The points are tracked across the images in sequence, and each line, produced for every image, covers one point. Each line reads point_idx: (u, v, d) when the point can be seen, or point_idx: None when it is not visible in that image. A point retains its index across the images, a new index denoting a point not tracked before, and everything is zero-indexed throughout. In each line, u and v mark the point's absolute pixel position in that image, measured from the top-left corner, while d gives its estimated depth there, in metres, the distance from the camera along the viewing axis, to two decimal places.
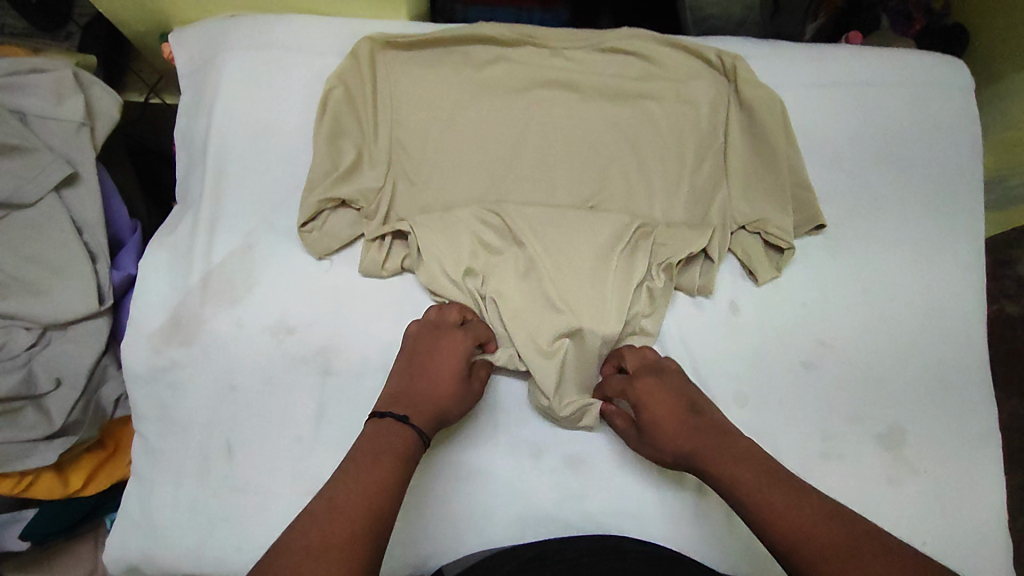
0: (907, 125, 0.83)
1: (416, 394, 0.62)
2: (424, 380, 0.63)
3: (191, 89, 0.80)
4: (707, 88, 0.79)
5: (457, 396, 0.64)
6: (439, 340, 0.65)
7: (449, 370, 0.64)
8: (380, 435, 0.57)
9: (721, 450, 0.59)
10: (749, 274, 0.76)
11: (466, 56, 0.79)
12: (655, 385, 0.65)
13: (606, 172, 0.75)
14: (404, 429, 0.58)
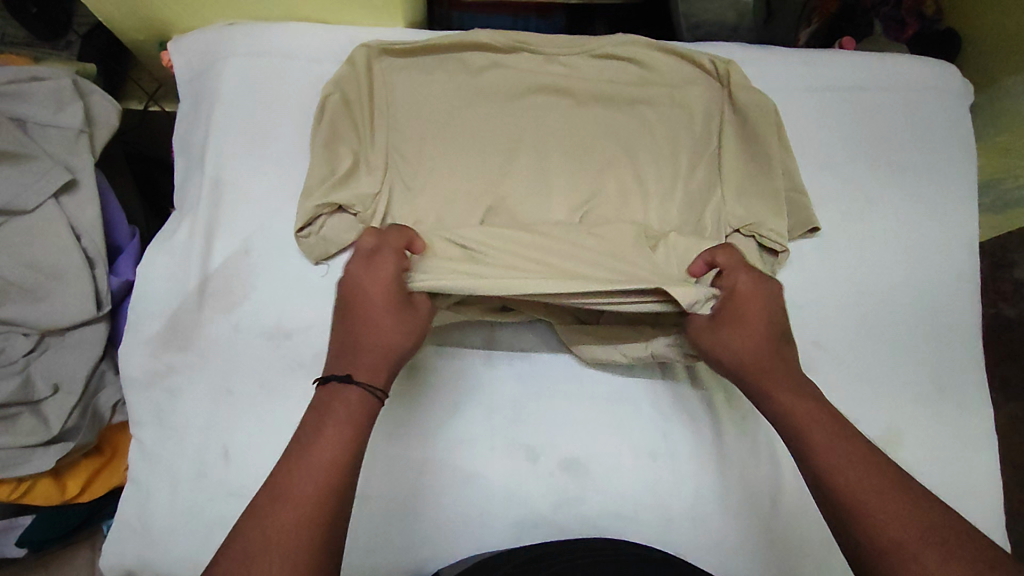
0: (901, 128, 0.83)
1: (362, 340, 0.56)
2: (366, 320, 0.56)
3: (190, 96, 0.81)
4: (700, 93, 0.79)
5: (407, 331, 0.57)
6: (379, 271, 0.59)
7: (390, 300, 0.58)
8: (326, 415, 0.50)
9: (783, 379, 0.58)
10: None
11: (462, 62, 0.79)
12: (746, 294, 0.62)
13: (601, 176, 0.76)
14: (355, 395, 0.52)
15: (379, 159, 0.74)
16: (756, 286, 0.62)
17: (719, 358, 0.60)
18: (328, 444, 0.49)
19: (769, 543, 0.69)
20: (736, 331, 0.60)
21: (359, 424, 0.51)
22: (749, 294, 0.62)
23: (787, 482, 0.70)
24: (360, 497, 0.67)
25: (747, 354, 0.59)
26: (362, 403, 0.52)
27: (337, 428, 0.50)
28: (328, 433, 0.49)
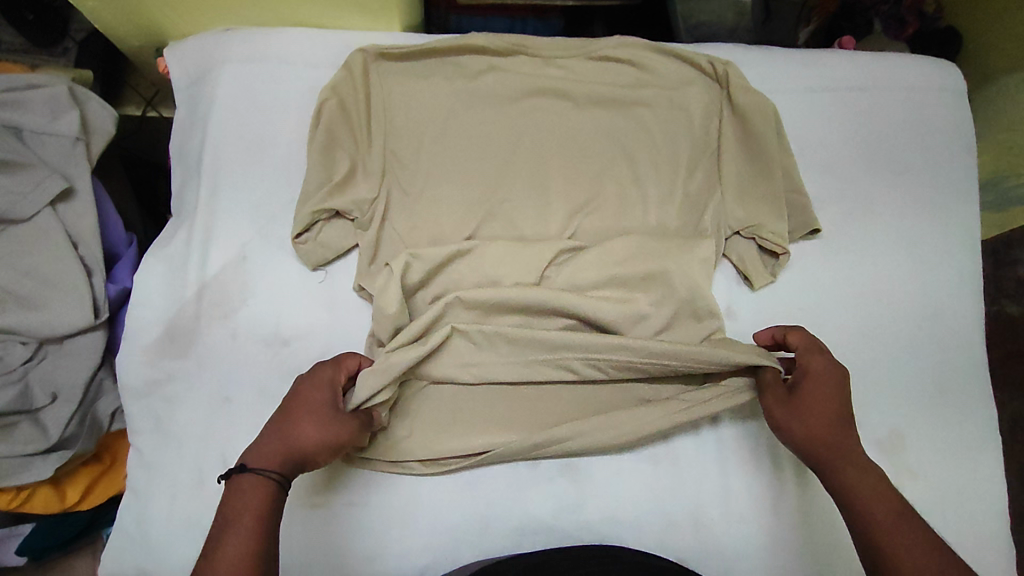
0: (902, 129, 0.83)
1: (275, 431, 0.54)
2: (284, 417, 0.55)
3: (186, 102, 0.81)
4: (699, 94, 0.79)
5: (323, 426, 0.56)
6: (314, 377, 0.59)
7: (317, 402, 0.57)
8: (228, 509, 0.49)
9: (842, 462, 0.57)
10: (744, 280, 0.77)
11: (459, 65, 0.79)
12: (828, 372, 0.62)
13: (599, 179, 0.75)
14: (255, 484, 0.50)
15: (375, 164, 0.74)
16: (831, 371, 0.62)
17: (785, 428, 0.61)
18: (228, 542, 0.47)
19: (771, 548, 0.68)
20: (794, 417, 0.60)
21: (262, 515, 0.49)
22: (815, 379, 0.61)
23: (788, 486, 0.70)
24: (359, 503, 0.67)
25: (803, 435, 0.59)
26: (266, 490, 0.51)
27: (241, 522, 0.48)
28: (229, 530, 0.48)
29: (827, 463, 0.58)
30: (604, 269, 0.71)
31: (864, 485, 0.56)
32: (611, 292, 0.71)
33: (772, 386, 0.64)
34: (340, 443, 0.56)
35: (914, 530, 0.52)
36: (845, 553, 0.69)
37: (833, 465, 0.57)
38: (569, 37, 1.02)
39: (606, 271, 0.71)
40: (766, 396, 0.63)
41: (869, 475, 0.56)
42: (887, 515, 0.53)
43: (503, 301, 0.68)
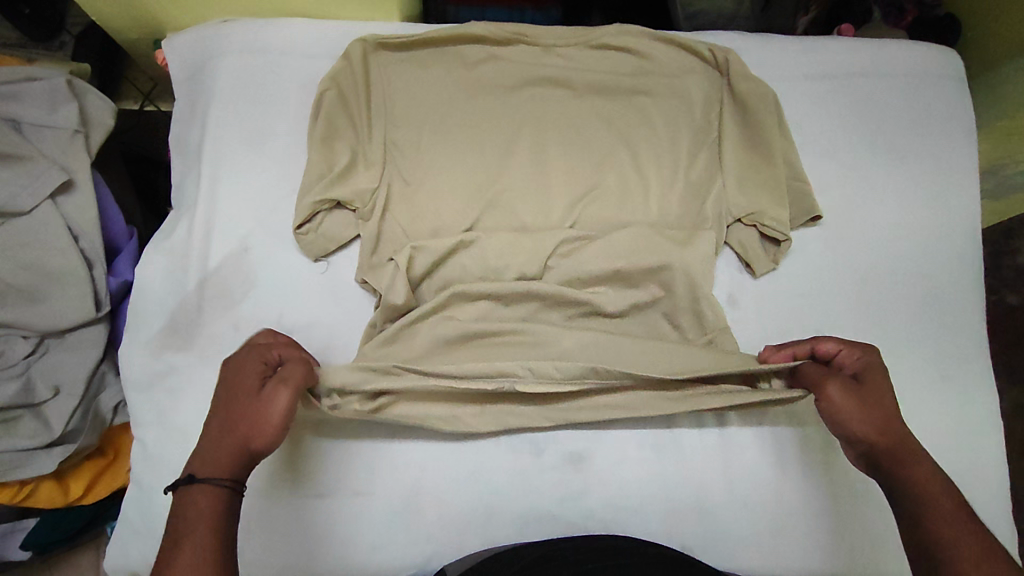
0: (902, 115, 0.82)
1: (223, 432, 0.54)
2: (227, 415, 0.54)
3: (185, 93, 0.80)
4: (699, 83, 0.79)
5: (264, 418, 0.54)
6: (239, 363, 0.57)
7: (256, 386, 0.56)
8: (176, 527, 0.48)
9: (908, 466, 0.56)
10: (745, 267, 0.77)
11: (458, 55, 0.79)
12: (879, 380, 0.60)
13: (600, 168, 0.76)
14: (198, 497, 0.50)
15: (375, 156, 0.74)
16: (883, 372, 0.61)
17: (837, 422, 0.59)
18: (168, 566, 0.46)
19: (777, 535, 0.68)
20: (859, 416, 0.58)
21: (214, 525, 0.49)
22: (871, 377, 0.60)
23: (792, 474, 0.70)
24: (364, 492, 0.66)
25: (871, 438, 0.57)
26: (214, 497, 0.50)
27: (188, 539, 0.47)
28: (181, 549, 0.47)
29: (891, 456, 0.57)
30: (608, 259, 0.71)
31: (926, 483, 0.55)
32: (613, 284, 0.72)
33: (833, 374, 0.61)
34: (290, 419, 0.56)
35: (982, 543, 0.50)
36: (849, 538, 0.69)
37: (889, 456, 0.57)
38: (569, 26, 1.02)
39: (610, 261, 0.71)
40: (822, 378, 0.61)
41: (935, 477, 0.55)
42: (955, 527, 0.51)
43: (498, 293, 0.70)
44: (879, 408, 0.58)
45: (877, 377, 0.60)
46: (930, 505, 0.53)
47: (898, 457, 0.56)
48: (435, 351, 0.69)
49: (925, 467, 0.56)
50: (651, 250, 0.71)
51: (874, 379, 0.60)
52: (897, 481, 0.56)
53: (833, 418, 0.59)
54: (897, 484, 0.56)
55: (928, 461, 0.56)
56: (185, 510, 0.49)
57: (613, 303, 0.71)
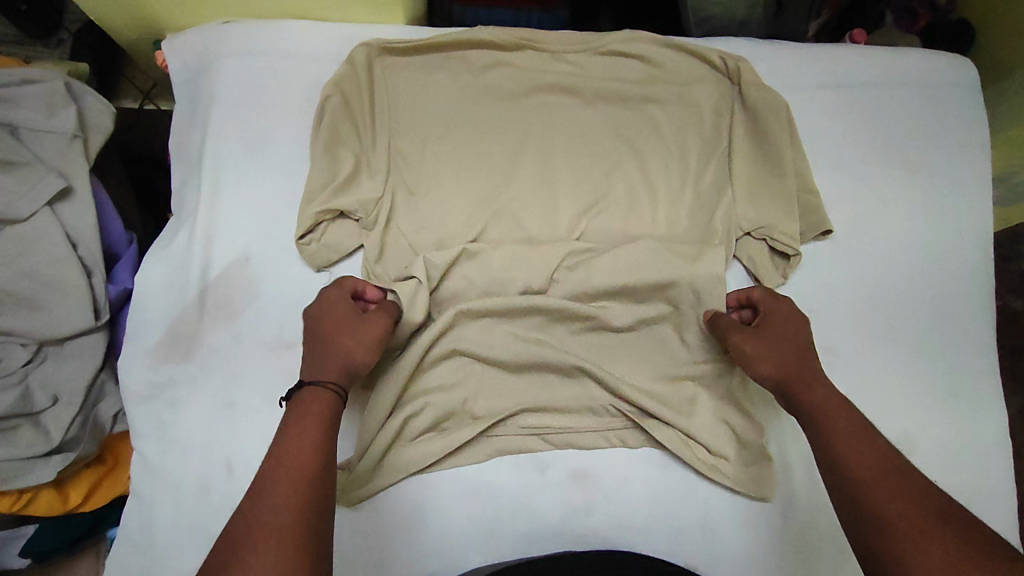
0: (916, 125, 0.81)
1: (323, 348, 0.58)
2: (326, 337, 0.59)
3: (186, 97, 0.79)
4: (710, 92, 0.78)
5: (364, 343, 0.59)
6: (325, 297, 0.62)
7: (347, 313, 0.61)
8: (292, 423, 0.52)
9: (806, 395, 0.59)
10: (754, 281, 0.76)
11: (465, 61, 0.78)
12: (781, 320, 0.64)
13: (608, 179, 0.75)
14: (314, 396, 0.54)
15: (381, 166, 0.73)
16: (790, 311, 0.65)
17: (748, 366, 0.63)
18: (296, 438, 0.51)
19: (782, 555, 0.68)
20: (758, 354, 0.62)
21: (326, 426, 0.53)
22: (781, 318, 0.65)
23: (799, 493, 0.69)
24: (366, 510, 0.65)
25: (771, 372, 0.61)
26: (325, 400, 0.54)
27: (301, 431, 0.52)
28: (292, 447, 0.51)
29: (790, 388, 0.60)
30: (616, 275, 0.70)
31: (827, 407, 0.57)
32: (619, 299, 0.71)
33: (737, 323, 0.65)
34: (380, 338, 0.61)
35: (876, 452, 0.52)
36: (858, 559, 0.68)
37: (791, 387, 0.60)
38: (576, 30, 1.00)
39: (617, 276, 0.70)
40: (730, 330, 0.65)
41: (830, 399, 0.58)
42: (846, 435, 0.54)
43: (504, 309, 0.69)
44: (780, 344, 0.62)
45: (777, 315, 0.65)
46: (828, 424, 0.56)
47: (794, 383, 0.60)
48: (440, 366, 0.69)
49: (821, 392, 0.59)
50: (660, 264, 0.71)
51: (775, 321, 0.65)
52: (799, 408, 0.59)
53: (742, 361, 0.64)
54: (799, 411, 0.59)
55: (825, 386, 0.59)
56: (293, 413, 0.53)
57: (620, 319, 0.71)
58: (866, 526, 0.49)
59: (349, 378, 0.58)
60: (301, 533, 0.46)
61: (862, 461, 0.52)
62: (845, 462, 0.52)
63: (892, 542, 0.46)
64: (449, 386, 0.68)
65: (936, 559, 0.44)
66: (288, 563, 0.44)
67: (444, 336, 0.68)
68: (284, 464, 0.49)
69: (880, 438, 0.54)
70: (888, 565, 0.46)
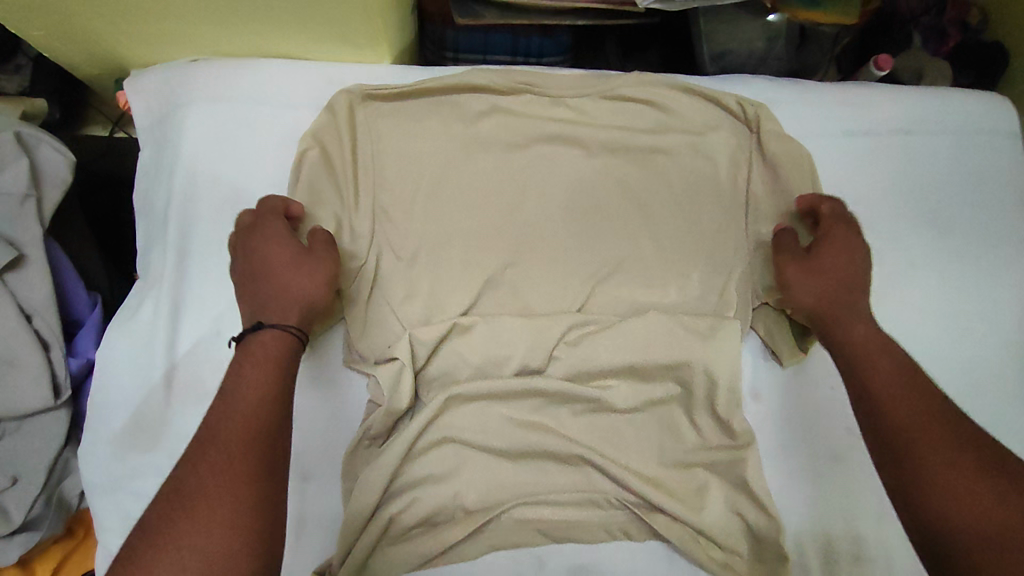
0: (951, 177, 0.74)
1: (267, 287, 0.57)
2: (270, 280, 0.58)
3: (150, 145, 0.71)
4: (726, 142, 0.71)
5: (315, 277, 0.59)
6: (263, 232, 0.60)
7: (287, 251, 0.59)
8: (241, 367, 0.52)
9: (844, 332, 0.60)
10: (771, 354, 0.69)
11: (458, 106, 0.70)
12: (836, 248, 0.63)
13: (613, 240, 0.69)
14: (267, 338, 0.54)
15: (363, 227, 0.66)
16: (851, 241, 0.64)
17: (790, 296, 0.64)
18: (242, 401, 0.49)
19: None
20: (802, 283, 0.63)
21: (277, 364, 0.53)
22: (836, 247, 0.63)
23: None
24: None
25: (810, 300, 0.62)
26: (280, 341, 0.54)
27: (249, 377, 0.51)
28: (241, 390, 0.50)
29: (826, 319, 0.61)
30: (620, 351, 0.65)
31: (873, 347, 0.58)
32: (624, 376, 0.66)
33: (790, 248, 0.65)
34: (328, 268, 0.60)
35: (920, 394, 0.53)
36: None
37: (830, 318, 0.61)
38: (574, 62, 0.93)
39: (622, 354, 0.65)
40: (781, 257, 0.65)
41: (870, 332, 0.59)
42: (885, 377, 0.55)
43: (499, 394, 0.64)
44: (831, 275, 0.62)
45: (833, 244, 0.64)
46: (870, 361, 0.57)
47: (830, 316, 0.61)
48: (428, 452, 0.64)
49: (861, 331, 0.59)
50: (668, 339, 0.65)
51: (831, 248, 0.63)
52: (836, 341, 0.60)
53: (782, 287, 0.64)
54: (834, 343, 0.60)
55: (866, 324, 0.60)
56: (242, 355, 0.53)
57: (624, 400, 0.65)
58: (906, 476, 0.50)
59: (312, 317, 0.58)
60: (254, 503, 0.45)
61: (904, 404, 0.53)
62: (878, 404, 0.54)
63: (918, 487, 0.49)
64: (439, 477, 0.63)
65: (958, 511, 0.46)
66: (243, 525, 0.44)
67: (434, 424, 0.64)
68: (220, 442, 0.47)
69: (929, 385, 0.54)
70: (917, 507, 0.49)
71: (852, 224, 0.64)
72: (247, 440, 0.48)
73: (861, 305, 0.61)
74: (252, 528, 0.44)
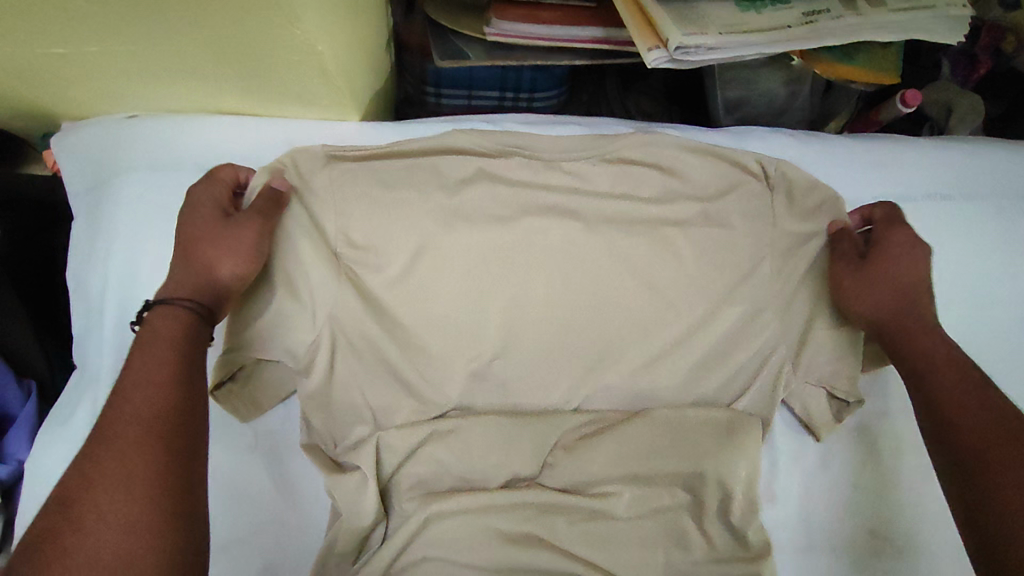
0: (988, 244, 0.66)
1: (178, 261, 0.52)
2: (179, 253, 0.52)
3: (82, 211, 0.62)
4: (741, 208, 0.63)
5: (229, 250, 0.52)
6: (195, 204, 0.55)
7: (206, 222, 0.53)
8: (139, 340, 0.45)
9: (911, 346, 0.54)
10: (806, 429, 0.64)
11: (436, 169, 0.62)
12: (900, 251, 0.58)
13: (613, 324, 0.61)
14: (164, 312, 0.47)
15: (328, 313, 0.56)
16: (910, 244, 0.59)
17: (850, 308, 0.58)
18: (134, 373, 0.42)
19: None
20: (863, 291, 0.57)
21: (177, 337, 0.45)
22: (896, 251, 0.58)
23: None
24: None
25: (873, 312, 0.57)
26: (181, 316, 0.47)
27: (149, 349, 0.44)
28: (135, 362, 0.43)
29: (893, 331, 0.56)
30: (622, 458, 0.58)
31: (940, 360, 0.52)
32: (627, 481, 0.58)
33: (848, 249, 0.60)
34: (246, 242, 0.53)
35: (993, 412, 0.48)
36: None
37: (898, 332, 0.55)
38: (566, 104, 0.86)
39: (622, 459, 0.58)
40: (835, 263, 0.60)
41: (942, 344, 0.53)
42: (953, 387, 0.50)
43: (484, 505, 0.56)
44: (895, 280, 0.57)
45: (895, 246, 0.58)
46: (937, 374, 0.52)
47: (898, 329, 0.55)
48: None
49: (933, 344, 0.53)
50: (672, 441, 0.59)
51: (891, 252, 0.58)
52: (905, 354, 0.54)
53: (840, 296, 0.59)
54: (902, 359, 0.55)
55: (936, 335, 0.54)
56: (145, 328, 0.46)
57: (627, 509, 0.57)
58: (979, 507, 0.45)
59: (216, 296, 0.51)
60: (148, 495, 0.37)
61: (976, 422, 0.48)
62: (942, 394, 0.50)
63: (981, 495, 0.45)
64: None
65: None
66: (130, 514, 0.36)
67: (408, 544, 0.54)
68: (129, 407, 0.41)
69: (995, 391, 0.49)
70: (968, 491, 0.46)
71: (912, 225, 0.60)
72: (141, 415, 0.41)
73: (931, 317, 0.56)
74: (144, 516, 0.37)
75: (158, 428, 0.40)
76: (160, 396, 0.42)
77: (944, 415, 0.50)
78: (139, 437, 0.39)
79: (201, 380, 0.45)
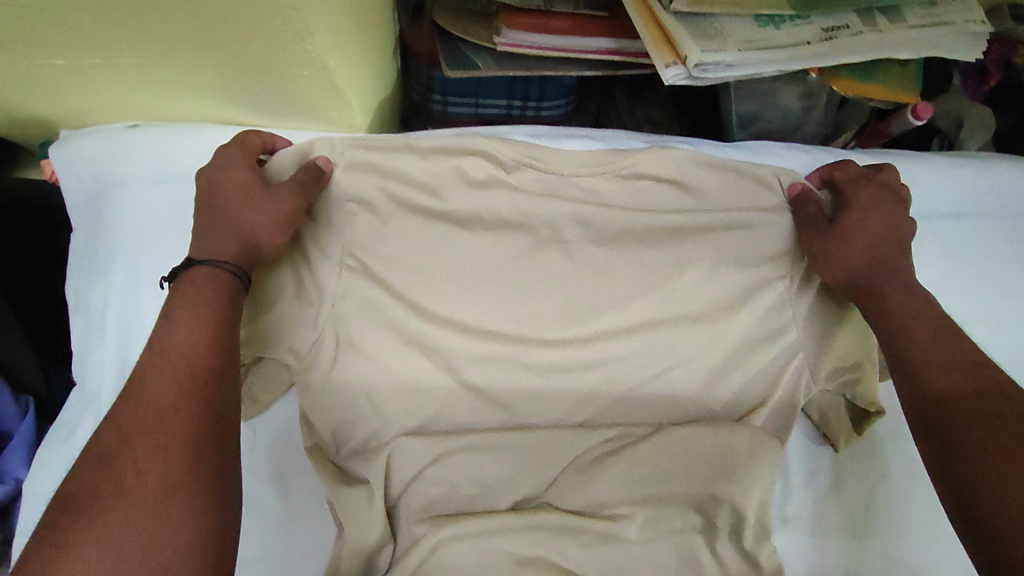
0: (1001, 263, 0.66)
1: (213, 217, 0.51)
2: (215, 211, 0.52)
3: (80, 225, 0.60)
4: (762, 228, 0.60)
5: (265, 215, 0.51)
6: (222, 162, 0.54)
7: (242, 182, 0.53)
8: (172, 304, 0.47)
9: (887, 306, 0.56)
10: (826, 440, 0.65)
11: (436, 188, 0.57)
12: (870, 216, 0.59)
13: (624, 341, 0.60)
14: (198, 274, 0.49)
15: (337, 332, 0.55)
16: (885, 211, 0.60)
17: (821, 265, 0.59)
18: (174, 337, 0.45)
19: None
20: (838, 250, 0.58)
21: (212, 304, 0.47)
22: (868, 218, 0.59)
23: None
24: None
25: (847, 271, 0.57)
26: (217, 282, 0.49)
27: (182, 313, 0.46)
28: (173, 324, 0.45)
29: (864, 287, 0.57)
30: (636, 481, 0.57)
31: (912, 317, 0.54)
32: (640, 504, 0.57)
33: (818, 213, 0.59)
34: (285, 207, 0.52)
35: (962, 366, 0.51)
36: None
37: (870, 289, 0.57)
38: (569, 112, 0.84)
39: (635, 481, 0.57)
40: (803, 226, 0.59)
41: (917, 305, 0.55)
42: (926, 343, 0.53)
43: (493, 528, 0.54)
44: (863, 241, 0.58)
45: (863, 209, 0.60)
46: (908, 329, 0.54)
47: (869, 290, 0.57)
48: None
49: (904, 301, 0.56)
50: (684, 459, 0.58)
51: (862, 216, 0.59)
52: (875, 313, 0.56)
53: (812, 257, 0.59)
54: (874, 317, 0.56)
55: (908, 293, 0.56)
56: (178, 289, 0.48)
57: (641, 533, 0.56)
58: (956, 462, 0.46)
59: (256, 260, 0.52)
60: (193, 452, 0.40)
61: (950, 376, 0.50)
62: (914, 352, 0.53)
63: (958, 448, 0.47)
64: None
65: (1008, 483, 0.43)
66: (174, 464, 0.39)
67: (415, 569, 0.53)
68: (166, 366, 0.43)
69: (966, 346, 0.52)
70: (944, 448, 0.47)
71: (886, 185, 0.61)
72: (185, 374, 0.43)
73: (904, 274, 0.57)
74: (187, 469, 0.39)
75: (197, 386, 0.43)
76: (200, 359, 0.44)
77: (917, 374, 0.51)
78: (177, 399, 0.42)
79: (233, 346, 0.47)
